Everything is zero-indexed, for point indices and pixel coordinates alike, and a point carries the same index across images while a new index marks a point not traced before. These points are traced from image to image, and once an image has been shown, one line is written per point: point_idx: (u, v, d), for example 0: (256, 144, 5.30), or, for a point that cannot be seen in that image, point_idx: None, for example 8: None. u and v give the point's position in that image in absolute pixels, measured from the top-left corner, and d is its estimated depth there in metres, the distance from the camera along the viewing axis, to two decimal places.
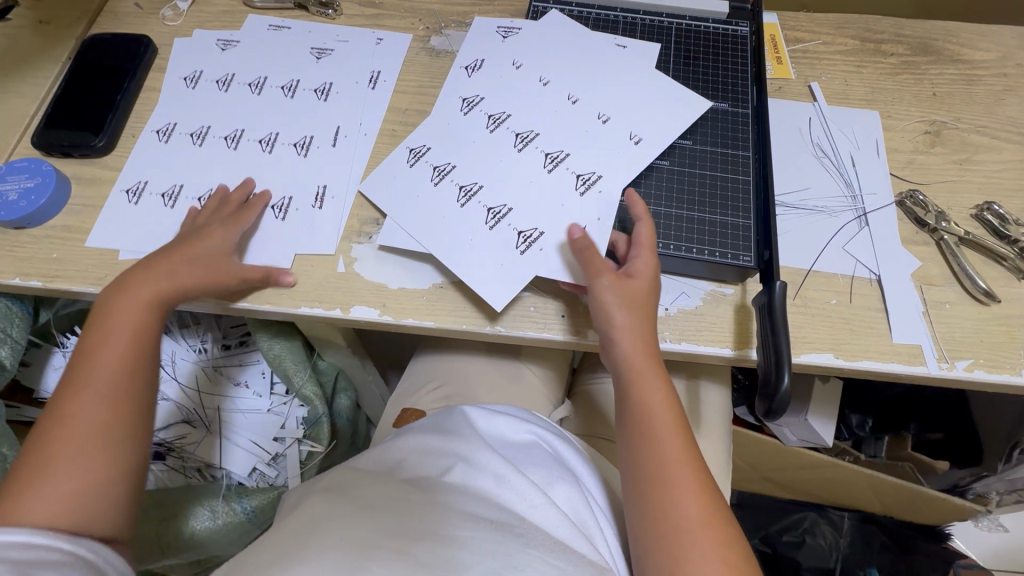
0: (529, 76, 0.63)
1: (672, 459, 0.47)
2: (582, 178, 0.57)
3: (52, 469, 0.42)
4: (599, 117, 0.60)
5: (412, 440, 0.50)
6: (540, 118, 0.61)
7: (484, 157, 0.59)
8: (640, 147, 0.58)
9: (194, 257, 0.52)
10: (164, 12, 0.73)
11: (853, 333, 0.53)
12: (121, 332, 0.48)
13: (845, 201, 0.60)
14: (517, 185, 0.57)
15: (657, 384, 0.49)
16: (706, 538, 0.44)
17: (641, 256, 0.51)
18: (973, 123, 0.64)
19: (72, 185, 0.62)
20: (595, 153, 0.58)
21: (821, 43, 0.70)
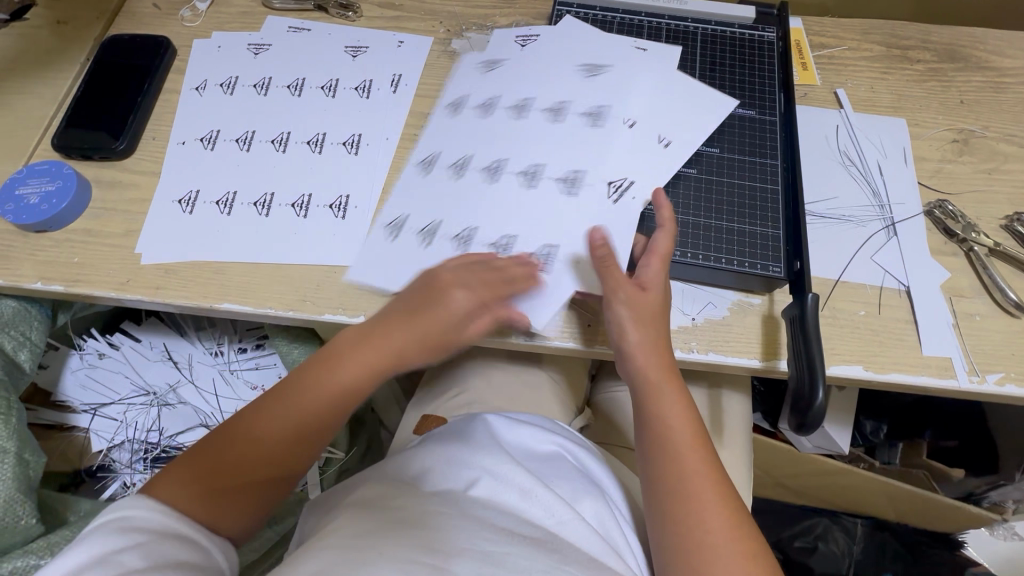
0: (552, 82, 0.63)
1: (693, 473, 0.46)
2: (614, 185, 0.56)
3: (189, 482, 0.45)
4: (621, 122, 0.60)
5: (436, 452, 0.50)
6: (559, 132, 0.60)
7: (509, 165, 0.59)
8: (670, 150, 0.58)
9: (426, 326, 0.50)
10: (182, 13, 0.73)
11: (883, 344, 0.53)
12: (334, 386, 0.49)
13: (873, 210, 0.59)
14: (542, 205, 0.56)
15: (676, 396, 0.49)
16: (732, 553, 0.43)
17: (650, 266, 0.51)
18: (1002, 131, 0.64)
19: (93, 187, 0.62)
20: (623, 162, 0.58)
21: (846, 48, 0.69)
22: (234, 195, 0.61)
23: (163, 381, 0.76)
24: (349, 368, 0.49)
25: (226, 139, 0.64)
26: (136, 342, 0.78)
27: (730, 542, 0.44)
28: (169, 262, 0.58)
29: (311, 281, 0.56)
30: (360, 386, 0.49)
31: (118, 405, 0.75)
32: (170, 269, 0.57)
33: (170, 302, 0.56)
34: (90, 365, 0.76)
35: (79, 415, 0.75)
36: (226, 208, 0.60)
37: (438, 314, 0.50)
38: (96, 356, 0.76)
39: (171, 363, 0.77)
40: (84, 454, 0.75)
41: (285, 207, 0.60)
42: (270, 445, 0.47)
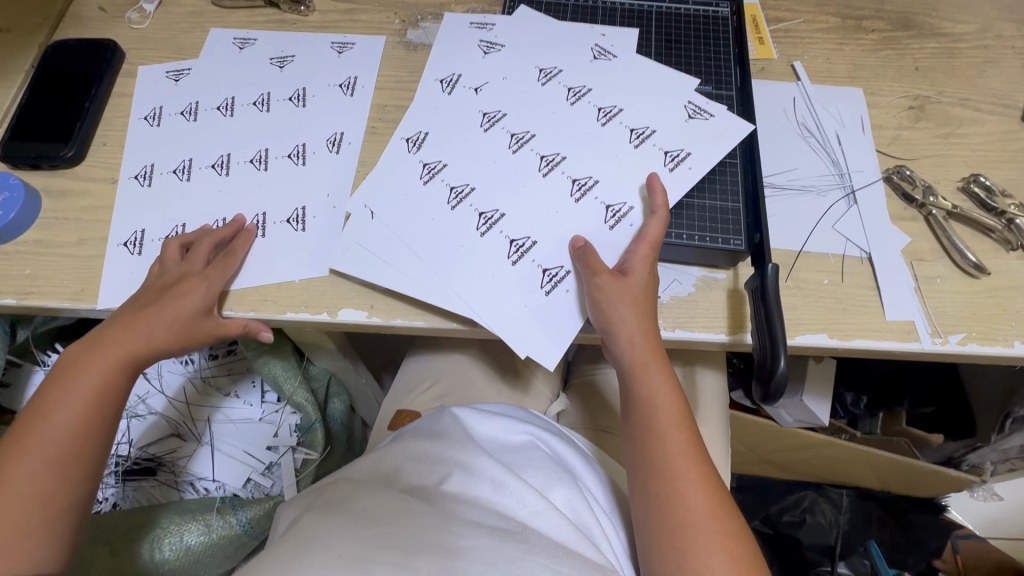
0: (510, 67, 0.62)
1: (673, 457, 0.46)
2: (578, 184, 0.56)
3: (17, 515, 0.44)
4: (573, 96, 0.60)
5: (409, 448, 0.49)
6: (528, 121, 0.59)
7: (465, 152, 0.58)
8: (612, 126, 0.58)
9: (171, 320, 0.51)
10: (129, 15, 0.71)
11: (846, 312, 0.53)
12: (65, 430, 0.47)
13: (833, 180, 0.59)
14: (503, 192, 0.56)
15: (657, 376, 0.49)
16: (711, 532, 0.43)
17: (637, 257, 0.50)
18: (956, 96, 0.64)
19: (43, 197, 0.60)
20: (582, 148, 0.57)
21: (802, 21, 0.69)
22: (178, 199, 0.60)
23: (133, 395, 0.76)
24: (91, 362, 0.50)
25: (182, 170, 0.61)
26: None
27: (708, 524, 0.43)
28: (131, 263, 0.56)
29: (271, 279, 0.55)
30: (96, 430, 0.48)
31: None
32: (126, 276, 0.56)
33: None
34: None
35: None
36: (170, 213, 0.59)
37: (173, 303, 0.51)
38: None
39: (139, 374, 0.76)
40: None
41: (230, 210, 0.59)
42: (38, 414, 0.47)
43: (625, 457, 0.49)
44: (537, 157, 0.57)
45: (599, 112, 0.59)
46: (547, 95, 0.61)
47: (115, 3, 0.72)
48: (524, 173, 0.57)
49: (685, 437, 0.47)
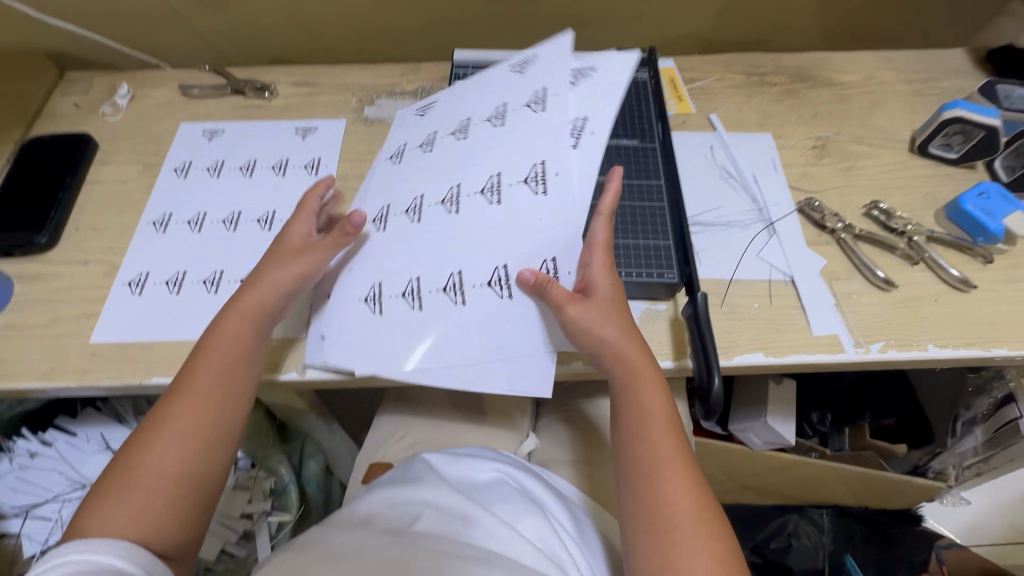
0: (424, 133, 0.66)
1: (661, 459, 0.48)
2: (487, 189, 0.57)
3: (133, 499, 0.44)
4: (461, 134, 0.63)
5: (381, 495, 0.51)
6: (447, 166, 0.61)
7: (399, 245, 0.57)
8: (512, 116, 0.61)
9: (278, 262, 0.55)
10: (103, 109, 0.77)
11: (777, 330, 0.58)
12: (201, 390, 0.49)
13: (753, 214, 0.66)
14: (435, 248, 0.56)
15: (638, 383, 0.51)
16: (695, 531, 0.45)
17: (597, 270, 0.52)
18: (852, 135, 0.73)
19: (15, 282, 0.62)
20: (519, 188, 0.56)
21: (714, 80, 0.79)
22: (147, 275, 0.63)
23: (102, 472, 0.71)
24: (228, 325, 0.52)
25: (163, 220, 0.67)
26: (71, 436, 0.73)
27: (692, 527, 0.45)
28: (118, 334, 0.59)
29: None
30: (223, 407, 0.49)
31: (52, 503, 0.70)
32: (97, 351, 0.58)
33: (97, 384, 0.56)
34: (20, 467, 0.71)
35: (9, 521, 0.69)
36: (136, 288, 0.62)
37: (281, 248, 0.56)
38: (27, 457, 0.71)
39: (110, 452, 0.73)
40: (14, 563, 0.68)
41: (196, 284, 0.62)
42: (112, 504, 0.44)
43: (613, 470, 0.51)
44: (438, 204, 0.59)
45: (491, 117, 0.62)
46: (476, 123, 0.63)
47: (90, 99, 0.78)
48: (441, 225, 0.57)
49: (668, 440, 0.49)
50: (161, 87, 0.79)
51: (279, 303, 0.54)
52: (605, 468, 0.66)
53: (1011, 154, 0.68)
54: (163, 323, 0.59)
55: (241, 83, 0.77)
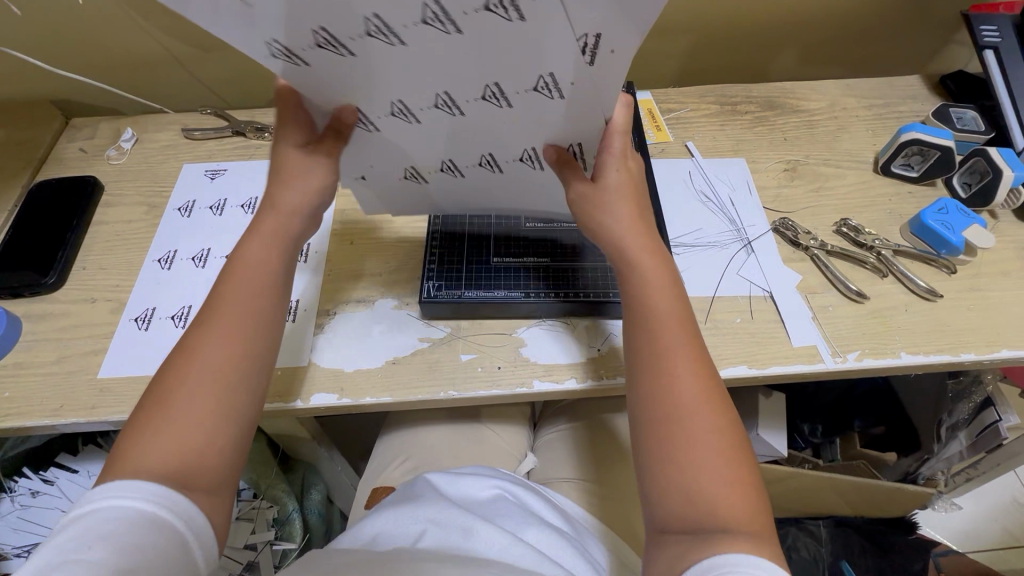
0: (381, 100, 0.47)
1: (668, 348, 0.48)
2: (490, 97, 0.46)
3: (170, 429, 0.42)
4: (450, 108, 0.47)
5: (384, 514, 0.53)
6: (451, 140, 0.51)
7: (405, 140, 0.52)
8: (517, 99, 0.46)
9: (285, 173, 0.51)
10: (108, 152, 0.80)
11: (759, 343, 0.61)
12: (229, 321, 0.47)
13: (732, 234, 0.70)
14: (452, 138, 0.51)
15: (643, 275, 0.50)
16: (699, 416, 0.45)
17: (609, 162, 0.51)
18: (820, 157, 0.78)
19: (24, 322, 0.64)
20: (528, 103, 0.46)
21: (689, 110, 0.84)
22: (153, 311, 0.65)
23: None
24: (254, 248, 0.50)
25: (168, 257, 0.69)
26: (72, 473, 0.73)
27: (699, 418, 0.45)
28: (125, 369, 0.60)
29: None
30: (256, 329, 0.48)
31: None
32: (106, 387, 0.59)
33: (106, 418, 0.57)
34: (23, 506, 0.71)
35: (14, 559, 0.71)
36: (143, 323, 0.64)
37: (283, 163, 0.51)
38: (29, 496, 0.71)
39: None
40: None
41: None
42: (152, 435, 0.42)
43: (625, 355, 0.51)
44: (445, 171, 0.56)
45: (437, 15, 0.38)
46: (464, 93, 0.45)
47: (95, 144, 0.81)
48: (443, 128, 0.50)
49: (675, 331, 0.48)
50: (165, 130, 0.82)
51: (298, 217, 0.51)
52: (604, 484, 0.68)
53: (968, 172, 0.73)
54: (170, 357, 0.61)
55: (241, 125, 0.81)
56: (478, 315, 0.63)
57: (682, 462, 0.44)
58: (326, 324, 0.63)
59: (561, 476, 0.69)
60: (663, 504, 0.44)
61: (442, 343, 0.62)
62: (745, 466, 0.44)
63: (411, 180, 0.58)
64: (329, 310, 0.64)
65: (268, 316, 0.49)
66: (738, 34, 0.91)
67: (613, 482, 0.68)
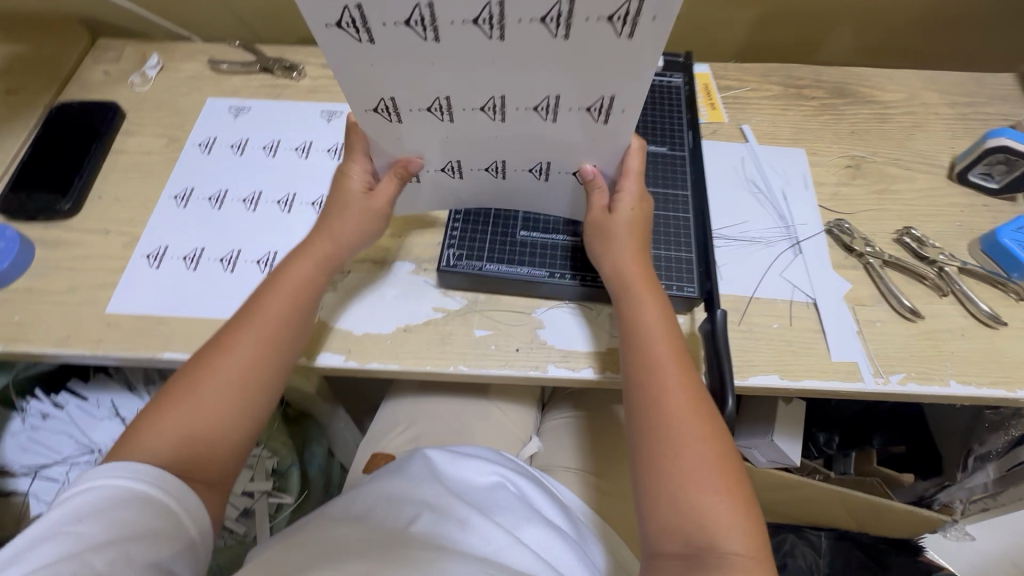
0: (421, 92, 0.44)
1: (661, 360, 0.47)
2: (541, 109, 0.45)
3: (176, 421, 0.45)
4: (494, 113, 0.46)
5: (380, 491, 0.51)
6: (488, 143, 0.49)
7: (441, 141, 0.49)
8: (564, 116, 0.45)
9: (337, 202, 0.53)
10: (132, 78, 0.77)
11: (795, 353, 0.57)
12: (258, 330, 0.48)
13: (780, 231, 0.65)
14: (503, 142, 0.49)
15: (637, 293, 0.50)
16: (695, 436, 0.44)
17: (629, 186, 0.51)
18: (889, 156, 0.71)
19: (37, 247, 0.63)
20: (574, 128, 0.46)
21: (749, 89, 0.77)
22: (165, 250, 0.63)
23: (109, 439, 0.72)
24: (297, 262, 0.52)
25: (184, 195, 0.67)
26: (82, 400, 0.74)
27: (695, 432, 0.44)
28: (134, 305, 0.59)
29: None
30: (279, 344, 0.49)
31: (60, 466, 0.70)
32: (113, 322, 0.58)
33: (112, 354, 0.56)
34: (33, 428, 0.71)
35: (20, 480, 0.70)
36: (155, 262, 0.62)
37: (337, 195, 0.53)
38: (39, 418, 0.72)
39: (119, 420, 0.73)
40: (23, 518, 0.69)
41: (213, 261, 0.62)
42: (177, 413, 0.45)
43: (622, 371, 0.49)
44: (483, 170, 0.53)
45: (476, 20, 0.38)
46: (516, 105, 0.45)
47: (120, 68, 0.78)
48: (480, 129, 0.48)
49: (666, 347, 0.48)
50: (191, 60, 0.79)
51: (346, 249, 0.53)
52: (610, 478, 0.65)
53: None
54: (181, 298, 0.60)
55: (270, 61, 0.77)
56: (497, 289, 0.59)
57: (678, 483, 0.43)
58: (337, 282, 0.60)
59: (565, 464, 0.67)
60: (657, 524, 0.43)
61: (457, 315, 0.59)
62: (742, 489, 0.43)
63: (448, 175, 0.54)
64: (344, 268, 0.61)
65: (295, 329, 0.50)
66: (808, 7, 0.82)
67: (618, 476, 0.66)
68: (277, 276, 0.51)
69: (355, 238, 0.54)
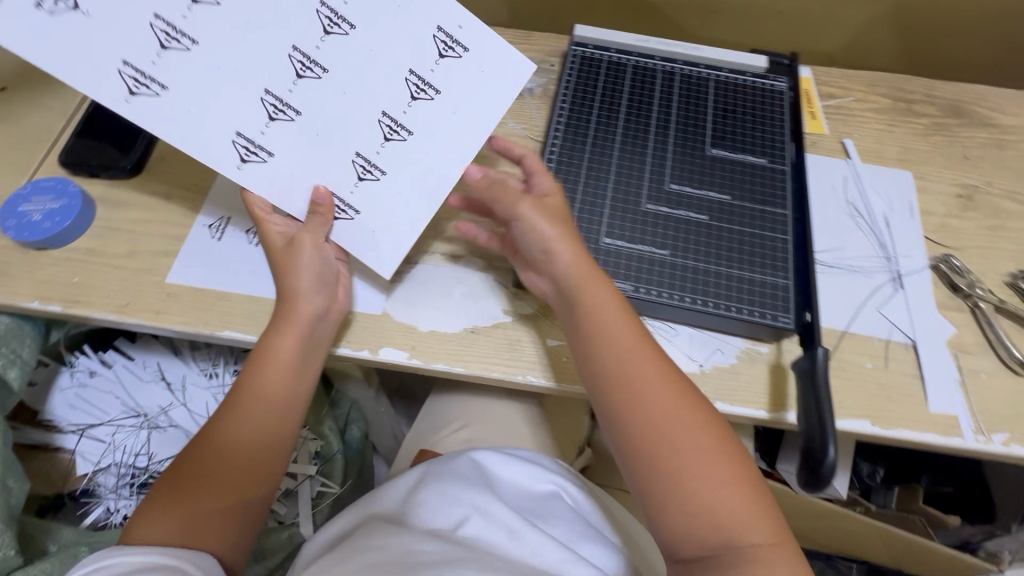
0: (271, 62, 0.47)
1: (631, 361, 0.45)
2: (411, 86, 0.50)
3: (175, 515, 0.45)
4: (421, 91, 0.50)
5: (433, 485, 0.50)
6: (364, 95, 0.49)
7: (333, 98, 0.49)
8: (456, 76, 0.51)
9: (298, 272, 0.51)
10: None
11: (889, 399, 0.53)
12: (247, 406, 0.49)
13: (879, 262, 0.59)
14: (377, 86, 0.50)
15: (589, 293, 0.48)
16: (682, 426, 0.43)
17: (543, 179, 0.52)
18: (1005, 188, 0.65)
19: (99, 206, 0.60)
20: (472, 87, 0.51)
21: (854, 100, 0.71)
22: (227, 221, 0.60)
23: (155, 403, 0.71)
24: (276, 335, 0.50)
25: None
26: (129, 360, 0.73)
27: (683, 423, 0.43)
28: (196, 277, 0.57)
29: None
30: (269, 417, 0.49)
31: (106, 427, 0.69)
32: (173, 293, 0.56)
33: (171, 327, 0.55)
34: (80, 384, 0.70)
35: (66, 436, 0.69)
36: (216, 232, 0.59)
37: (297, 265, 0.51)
38: (87, 375, 0.71)
39: (165, 384, 0.72)
40: (68, 479, 0.68)
41: None
42: (166, 522, 0.44)
43: (585, 382, 0.48)
44: (380, 143, 0.51)
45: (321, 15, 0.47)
46: (396, 46, 0.49)
47: None
48: (362, 80, 0.49)
49: (630, 336, 0.46)
50: None
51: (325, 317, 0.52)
52: None
53: None
54: (244, 274, 0.57)
55: None
56: None
57: (679, 484, 0.42)
58: (404, 273, 0.58)
59: None
60: (668, 532, 0.41)
61: (527, 320, 0.55)
62: (744, 467, 0.43)
63: (365, 176, 0.51)
64: (411, 258, 0.58)
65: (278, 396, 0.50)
66: (912, 17, 0.75)
67: None
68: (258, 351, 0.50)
69: (318, 300, 0.51)
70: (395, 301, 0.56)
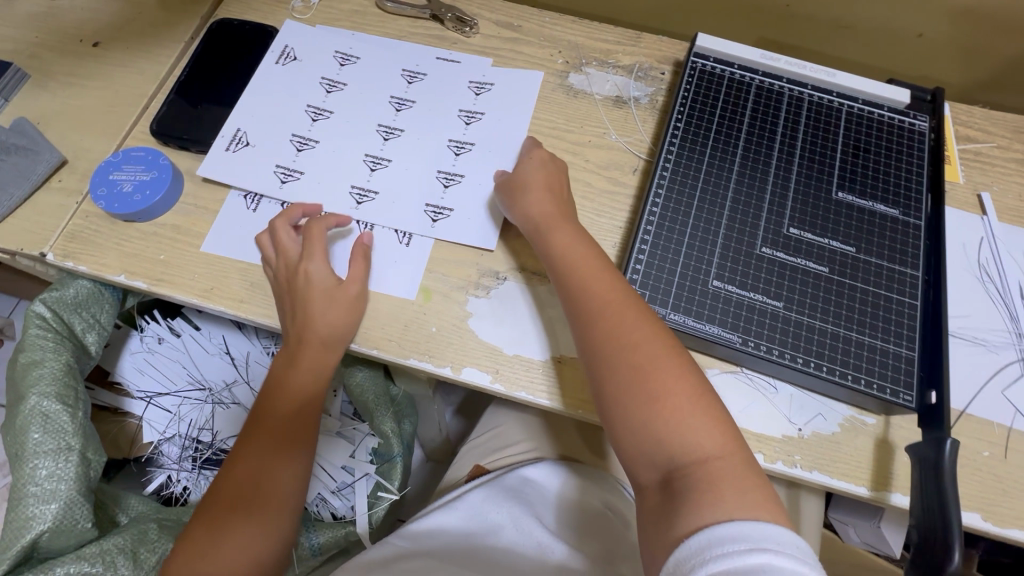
0: (360, 129, 0.61)
1: (593, 286, 0.47)
2: (462, 117, 0.62)
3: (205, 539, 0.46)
4: (468, 118, 0.62)
5: (479, 497, 0.61)
6: (433, 133, 0.61)
7: (412, 142, 0.61)
8: (484, 99, 0.63)
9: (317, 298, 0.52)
10: (293, 2, 0.69)
11: (1006, 494, 0.48)
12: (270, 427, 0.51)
13: (1009, 338, 0.54)
14: (445, 124, 0.62)
15: (551, 233, 0.51)
16: (650, 351, 0.43)
17: (531, 149, 0.57)
18: None
19: (186, 181, 0.59)
20: (501, 107, 0.63)
21: (997, 147, 0.63)
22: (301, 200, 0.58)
23: (220, 378, 0.72)
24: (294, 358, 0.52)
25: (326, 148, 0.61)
26: (195, 330, 0.72)
27: (649, 348, 0.43)
28: None
29: (399, 319, 0.54)
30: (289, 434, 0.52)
31: (173, 397, 0.71)
32: (256, 283, 0.55)
33: (254, 319, 0.54)
34: (149, 350, 0.71)
35: (134, 401, 0.71)
36: (289, 211, 0.58)
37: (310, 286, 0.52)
38: (156, 341, 0.71)
39: (228, 359, 0.72)
40: (135, 444, 0.71)
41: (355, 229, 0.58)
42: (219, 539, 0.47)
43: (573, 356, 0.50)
44: (452, 167, 0.59)
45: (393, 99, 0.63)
46: (439, 95, 0.63)
47: None
48: (429, 129, 0.61)
49: (591, 274, 0.48)
50: None
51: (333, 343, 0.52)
52: None
53: None
54: None
55: (442, 9, 0.67)
56: None
57: (654, 415, 0.41)
58: (491, 287, 0.55)
59: None
60: (644, 463, 0.41)
61: None
62: (692, 385, 0.42)
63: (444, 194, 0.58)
64: (499, 274, 0.55)
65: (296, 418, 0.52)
66: None
67: None
68: (281, 375, 0.53)
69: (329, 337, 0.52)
70: (484, 321, 0.54)
